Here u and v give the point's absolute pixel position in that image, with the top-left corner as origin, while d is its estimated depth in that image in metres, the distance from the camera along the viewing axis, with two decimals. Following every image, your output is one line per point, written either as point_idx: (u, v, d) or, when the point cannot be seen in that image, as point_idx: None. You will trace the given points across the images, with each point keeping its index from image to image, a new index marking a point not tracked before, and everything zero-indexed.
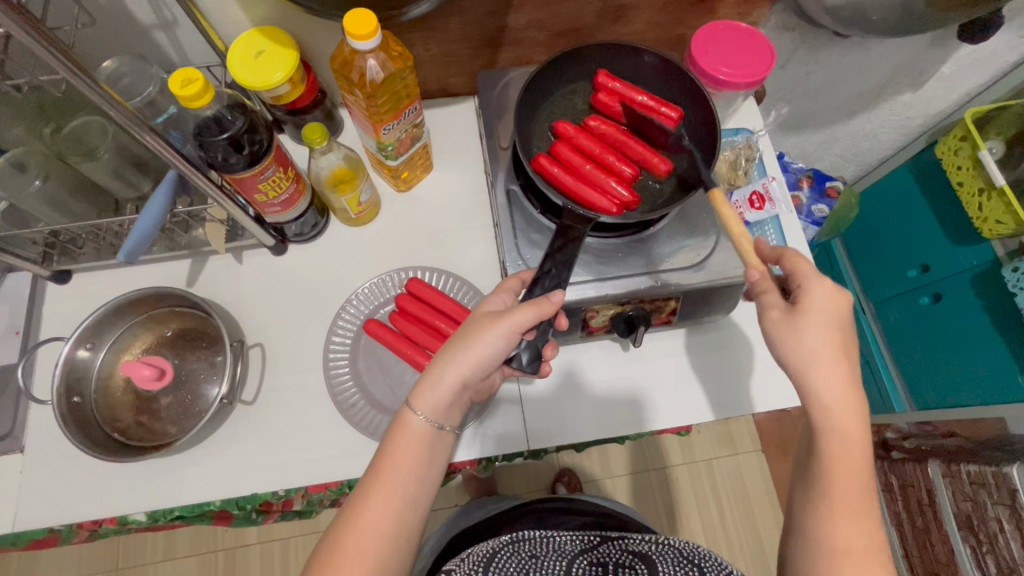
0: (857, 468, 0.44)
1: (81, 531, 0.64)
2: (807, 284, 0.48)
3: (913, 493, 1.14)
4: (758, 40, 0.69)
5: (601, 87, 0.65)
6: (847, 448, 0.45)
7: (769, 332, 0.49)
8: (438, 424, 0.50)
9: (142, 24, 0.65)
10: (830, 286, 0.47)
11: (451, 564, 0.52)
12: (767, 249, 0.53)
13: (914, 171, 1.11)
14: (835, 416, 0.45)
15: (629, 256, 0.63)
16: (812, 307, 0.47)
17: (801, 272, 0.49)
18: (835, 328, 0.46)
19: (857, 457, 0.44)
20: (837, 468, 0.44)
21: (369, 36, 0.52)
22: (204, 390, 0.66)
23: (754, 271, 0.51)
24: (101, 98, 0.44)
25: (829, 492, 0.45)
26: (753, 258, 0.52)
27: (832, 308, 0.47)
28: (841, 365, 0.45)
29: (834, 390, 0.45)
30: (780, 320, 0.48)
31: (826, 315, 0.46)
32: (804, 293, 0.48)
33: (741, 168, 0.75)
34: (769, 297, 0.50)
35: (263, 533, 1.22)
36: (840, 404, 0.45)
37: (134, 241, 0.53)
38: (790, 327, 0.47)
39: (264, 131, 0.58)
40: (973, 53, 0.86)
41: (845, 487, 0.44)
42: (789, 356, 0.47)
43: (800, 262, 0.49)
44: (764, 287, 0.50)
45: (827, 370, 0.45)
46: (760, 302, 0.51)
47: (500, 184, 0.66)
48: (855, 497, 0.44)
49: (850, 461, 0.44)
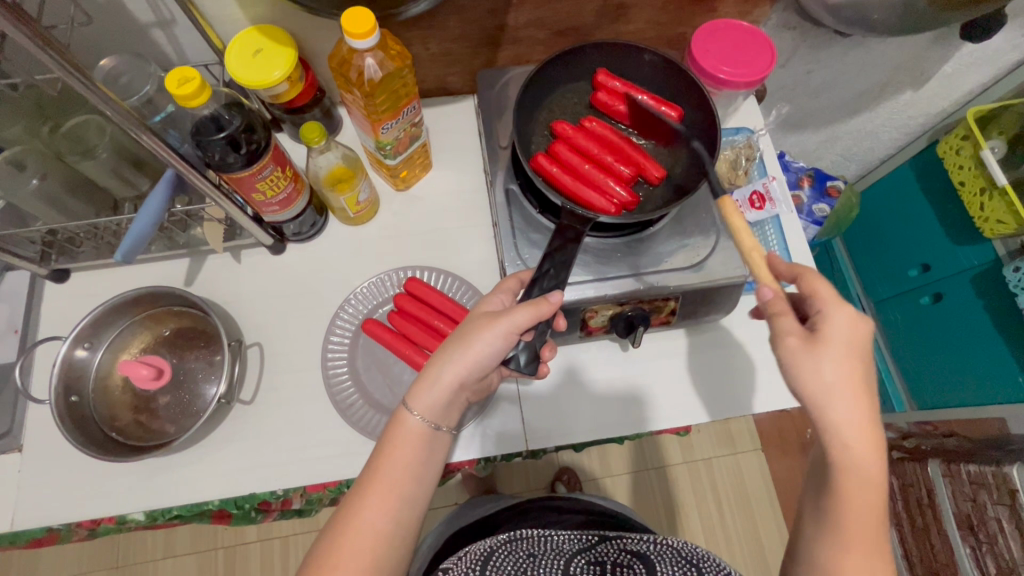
0: (871, 500, 0.43)
1: (80, 530, 0.64)
2: (826, 310, 0.46)
3: (912, 493, 1.14)
4: (759, 38, 0.68)
5: (602, 86, 0.65)
6: (862, 487, 0.43)
7: (782, 359, 0.46)
8: (435, 424, 0.50)
9: (140, 23, 0.65)
10: (850, 313, 0.45)
11: (448, 563, 0.52)
12: (782, 266, 0.51)
13: (915, 170, 1.10)
14: (852, 452, 0.43)
15: (628, 256, 0.62)
16: (832, 337, 0.45)
17: (821, 296, 0.47)
18: (857, 360, 0.44)
19: (872, 491, 0.43)
20: (851, 502, 0.44)
21: (367, 34, 0.51)
22: (203, 390, 0.66)
23: (768, 287, 0.48)
24: (97, 97, 0.44)
25: (839, 523, 0.44)
26: (767, 273, 0.49)
27: (852, 337, 0.45)
28: (861, 398, 0.44)
29: (849, 423, 0.43)
30: (798, 349, 0.45)
31: (847, 344, 0.45)
32: (824, 319, 0.46)
33: (741, 167, 0.74)
34: (784, 320, 0.47)
35: (263, 531, 1.22)
36: (859, 439, 0.43)
37: (132, 241, 0.53)
38: (809, 357, 0.45)
39: (261, 131, 0.58)
40: (975, 52, 0.85)
41: (858, 523, 0.43)
42: (805, 389, 0.45)
43: (818, 284, 0.48)
44: (778, 308, 0.47)
45: (843, 402, 0.43)
46: (773, 325, 0.48)
47: (498, 183, 0.66)
48: (868, 531, 0.44)
49: (865, 495, 0.43)
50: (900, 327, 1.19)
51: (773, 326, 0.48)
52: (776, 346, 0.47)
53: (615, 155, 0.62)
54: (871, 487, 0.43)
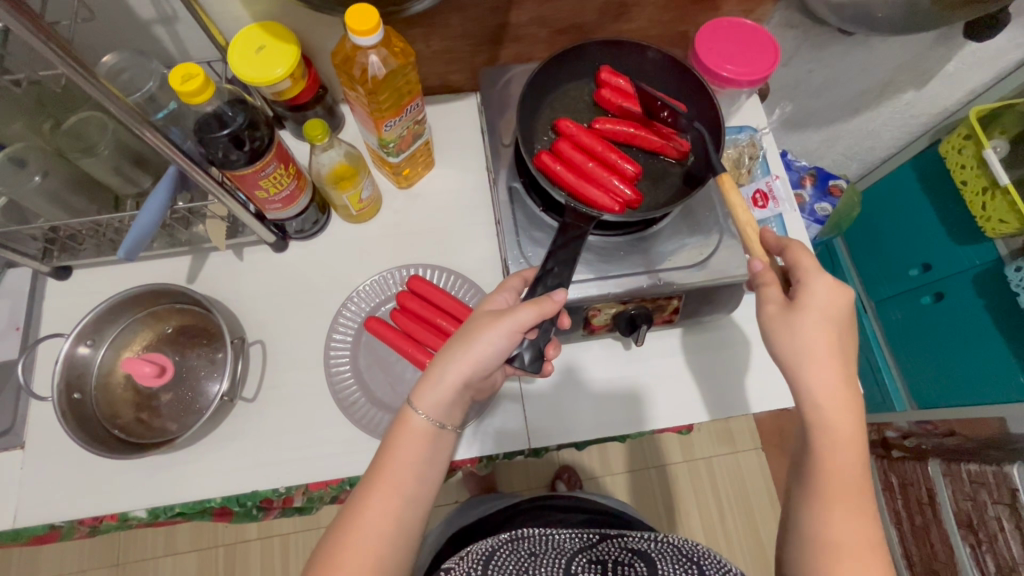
0: (849, 460, 0.45)
1: (81, 527, 0.64)
2: (806, 278, 0.48)
3: (912, 492, 1.14)
4: (764, 36, 0.68)
5: (605, 84, 0.65)
6: (838, 441, 0.45)
7: (766, 326, 0.50)
8: (439, 423, 0.50)
9: (141, 19, 0.64)
10: (828, 280, 0.48)
11: (450, 562, 0.52)
12: (772, 238, 0.54)
13: (917, 170, 1.10)
14: (825, 410, 0.46)
15: (630, 255, 0.62)
16: (809, 303, 0.47)
17: (801, 266, 0.49)
18: (831, 324, 0.47)
19: (848, 451, 0.45)
20: (829, 458, 0.45)
21: (370, 31, 0.51)
22: (205, 387, 0.66)
23: (757, 260, 0.52)
24: (100, 92, 0.44)
25: (823, 484, 0.45)
26: (758, 248, 0.53)
27: (827, 304, 0.47)
28: (834, 360, 0.46)
29: (824, 382, 0.46)
30: (776, 315, 0.49)
31: (822, 310, 0.47)
32: (803, 288, 0.48)
33: (744, 167, 0.75)
34: (770, 290, 0.51)
35: (263, 528, 1.22)
36: (831, 396, 0.46)
37: (134, 237, 0.53)
38: (784, 321, 0.48)
39: (265, 128, 0.57)
40: (978, 51, 0.85)
41: (838, 481, 0.45)
42: (781, 349, 0.48)
43: (802, 256, 0.50)
44: (765, 279, 0.51)
45: (815, 360, 0.46)
46: (760, 295, 0.51)
47: (501, 181, 0.65)
48: (847, 488, 0.44)
49: (839, 451, 0.45)
50: (901, 326, 1.19)
51: (760, 296, 0.52)
52: (761, 314, 0.51)
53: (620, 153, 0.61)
54: (845, 443, 0.45)
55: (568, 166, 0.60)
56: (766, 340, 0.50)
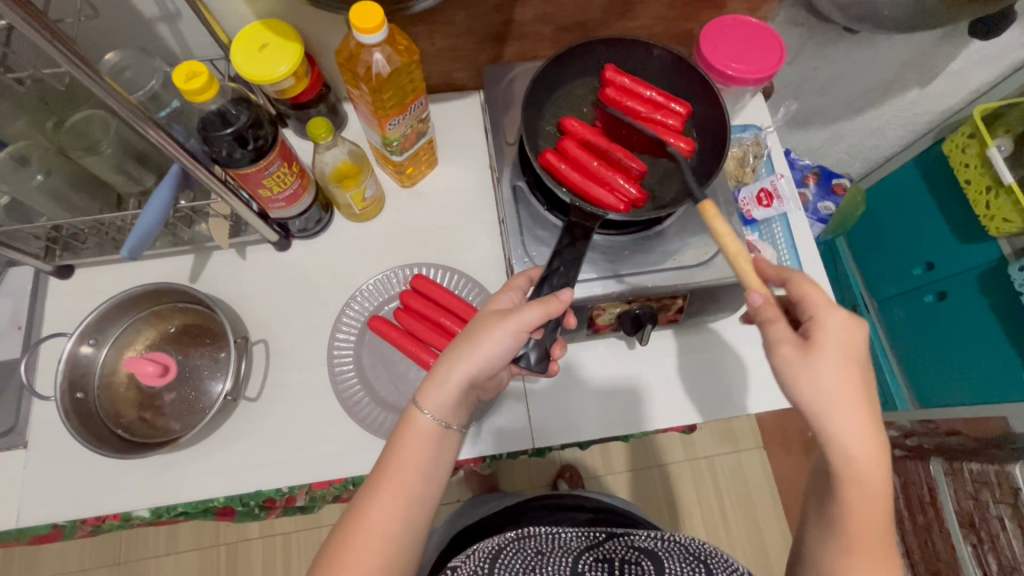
0: (878, 510, 0.44)
1: (85, 526, 0.64)
2: (819, 316, 0.46)
3: (914, 491, 1.14)
4: (768, 35, 0.68)
5: (609, 82, 0.64)
6: (868, 494, 0.43)
7: (778, 369, 0.46)
8: (445, 423, 0.50)
9: (144, 17, 0.64)
10: (845, 316, 0.45)
11: (456, 561, 0.52)
12: (768, 269, 0.51)
13: (920, 169, 1.10)
14: (859, 465, 0.43)
15: (635, 253, 0.62)
16: (828, 344, 0.44)
17: (812, 301, 0.46)
18: (854, 367, 0.44)
19: (879, 502, 0.44)
20: (856, 509, 0.44)
21: (375, 29, 0.51)
22: (208, 386, 0.66)
23: (756, 293, 0.47)
24: (103, 90, 0.44)
25: (848, 531, 0.44)
26: (753, 278, 0.49)
27: (846, 342, 0.45)
28: (863, 409, 0.43)
29: (855, 436, 0.43)
30: (794, 358, 0.45)
31: (843, 351, 0.44)
32: (816, 324, 0.46)
33: (749, 164, 0.76)
34: (776, 327, 0.46)
35: (265, 527, 1.22)
36: (864, 452, 0.43)
37: (138, 237, 0.53)
38: (804, 366, 0.44)
39: (268, 126, 0.57)
40: (983, 49, 0.85)
41: (865, 530, 0.44)
42: (803, 398, 0.44)
43: (809, 290, 0.47)
44: (771, 316, 0.47)
45: (844, 413, 0.43)
46: (766, 333, 0.47)
47: (505, 180, 0.65)
48: (873, 536, 0.44)
49: (869, 504, 0.44)
50: (904, 325, 1.19)
51: (766, 335, 0.47)
52: (771, 356, 0.47)
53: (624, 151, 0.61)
54: (876, 495, 0.43)
55: (573, 166, 0.59)
56: (780, 384, 0.46)
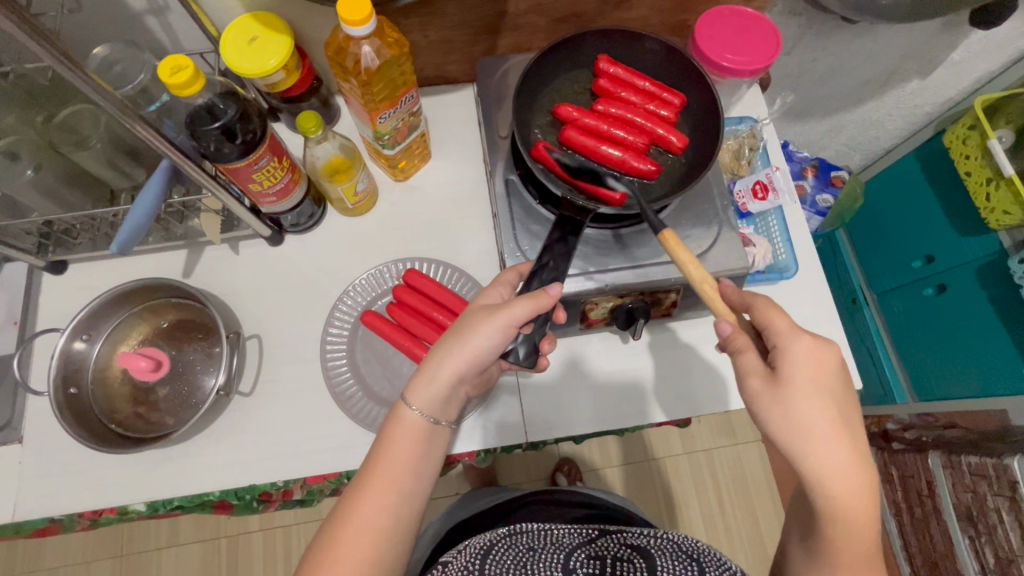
0: (862, 538, 0.43)
1: (81, 520, 0.63)
2: (781, 344, 0.45)
3: (913, 484, 1.14)
4: (764, 25, 0.67)
5: (602, 73, 0.63)
6: (854, 526, 0.43)
7: (753, 404, 0.46)
8: (433, 419, 0.50)
9: (132, 9, 0.64)
10: (808, 342, 0.45)
11: (447, 556, 0.52)
12: (733, 295, 0.50)
13: (920, 161, 1.09)
14: (839, 500, 0.42)
15: (613, 253, 0.61)
16: (795, 376, 0.44)
17: (775, 330, 0.46)
18: (826, 395, 0.44)
19: (862, 534, 0.43)
20: (841, 537, 0.44)
21: (363, 22, 0.50)
22: (201, 381, 0.66)
23: (726, 324, 0.48)
24: (89, 87, 0.44)
25: (834, 557, 0.45)
26: (721, 306, 0.50)
27: (814, 370, 0.44)
28: (842, 439, 0.43)
29: (835, 468, 0.42)
30: (762, 391, 0.45)
31: (811, 381, 0.44)
32: (781, 352, 0.45)
33: (744, 157, 0.75)
34: (746, 358, 0.47)
35: (266, 520, 1.23)
36: (846, 489, 0.42)
37: (128, 232, 0.52)
38: (772, 400, 0.44)
39: (257, 120, 0.57)
40: (984, 39, 0.84)
41: (854, 557, 0.44)
42: (777, 431, 0.44)
43: (774, 316, 0.47)
44: (739, 346, 0.48)
45: (818, 448, 0.42)
46: (737, 363, 0.48)
47: (498, 173, 0.65)
48: (862, 557, 0.44)
49: (854, 533, 0.43)
50: (901, 319, 1.18)
51: (736, 364, 0.48)
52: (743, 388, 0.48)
53: (625, 129, 0.60)
54: (861, 526, 0.43)
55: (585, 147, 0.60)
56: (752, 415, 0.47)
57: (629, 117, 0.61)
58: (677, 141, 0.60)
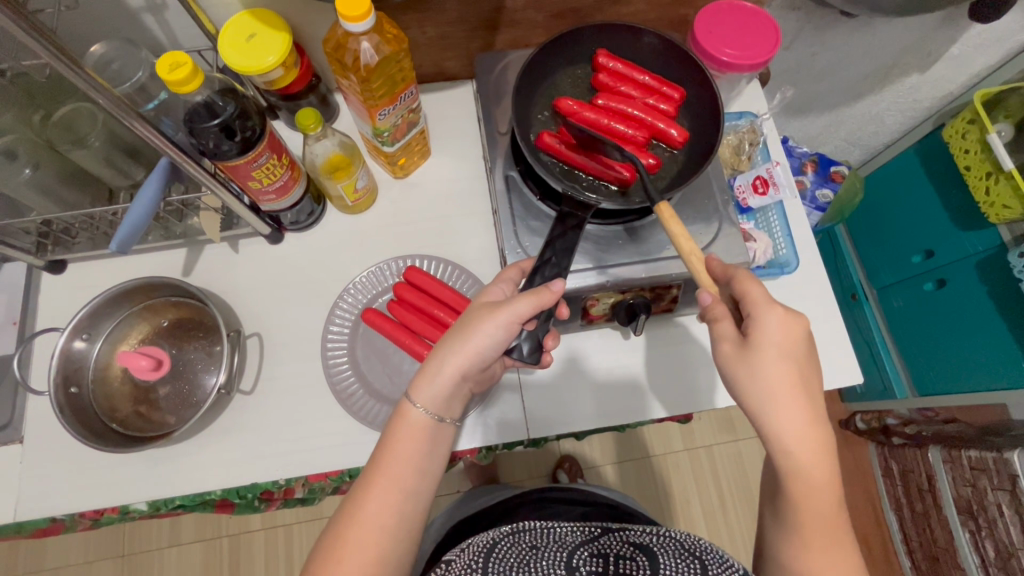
0: (823, 503, 0.44)
1: (83, 519, 0.64)
2: (756, 314, 0.45)
3: (912, 478, 1.15)
4: (764, 20, 0.67)
5: (602, 68, 0.64)
6: (814, 490, 0.44)
7: (721, 366, 0.47)
8: (439, 416, 0.50)
9: (130, 7, 0.64)
10: (780, 315, 0.45)
11: (450, 555, 0.52)
12: (718, 268, 0.50)
13: (920, 155, 1.08)
14: (799, 462, 0.43)
15: (629, 244, 0.61)
16: (762, 341, 0.44)
17: (750, 299, 0.46)
18: (792, 363, 0.44)
19: (827, 505, 0.44)
20: (804, 506, 0.44)
21: (362, 17, 0.50)
22: (202, 380, 0.65)
23: (704, 294, 0.49)
24: (87, 84, 0.43)
25: (797, 525, 0.45)
26: (706, 279, 0.50)
27: (783, 339, 0.45)
28: (802, 403, 0.44)
29: (794, 430, 0.43)
30: (732, 356, 0.46)
31: (778, 347, 0.44)
32: (754, 324, 0.45)
33: (744, 153, 0.75)
34: (722, 325, 0.48)
35: (267, 519, 1.23)
36: (806, 452, 0.43)
37: (127, 230, 0.52)
38: (742, 365, 0.45)
39: (256, 117, 0.56)
40: (984, 33, 0.84)
41: (817, 526, 0.44)
42: (744, 397, 0.45)
43: (750, 285, 0.47)
44: (716, 314, 0.48)
45: (781, 408, 0.43)
46: (712, 330, 0.48)
47: (498, 170, 0.64)
48: (819, 526, 0.44)
49: (816, 500, 0.44)
50: (901, 313, 1.18)
51: (712, 331, 0.49)
52: (715, 352, 0.48)
53: (625, 123, 0.60)
54: (820, 490, 0.44)
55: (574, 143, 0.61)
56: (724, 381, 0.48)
57: (628, 110, 0.61)
58: (679, 134, 0.60)
